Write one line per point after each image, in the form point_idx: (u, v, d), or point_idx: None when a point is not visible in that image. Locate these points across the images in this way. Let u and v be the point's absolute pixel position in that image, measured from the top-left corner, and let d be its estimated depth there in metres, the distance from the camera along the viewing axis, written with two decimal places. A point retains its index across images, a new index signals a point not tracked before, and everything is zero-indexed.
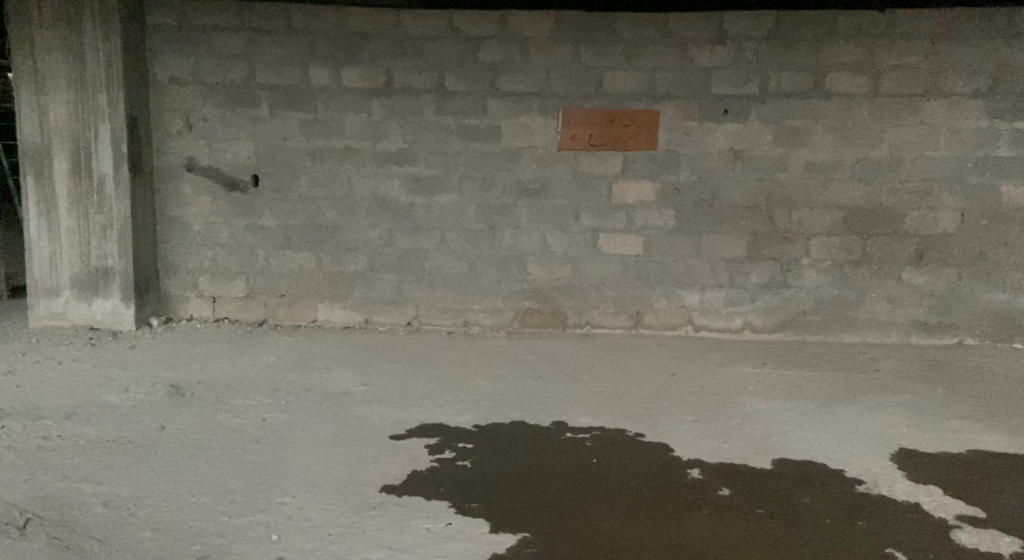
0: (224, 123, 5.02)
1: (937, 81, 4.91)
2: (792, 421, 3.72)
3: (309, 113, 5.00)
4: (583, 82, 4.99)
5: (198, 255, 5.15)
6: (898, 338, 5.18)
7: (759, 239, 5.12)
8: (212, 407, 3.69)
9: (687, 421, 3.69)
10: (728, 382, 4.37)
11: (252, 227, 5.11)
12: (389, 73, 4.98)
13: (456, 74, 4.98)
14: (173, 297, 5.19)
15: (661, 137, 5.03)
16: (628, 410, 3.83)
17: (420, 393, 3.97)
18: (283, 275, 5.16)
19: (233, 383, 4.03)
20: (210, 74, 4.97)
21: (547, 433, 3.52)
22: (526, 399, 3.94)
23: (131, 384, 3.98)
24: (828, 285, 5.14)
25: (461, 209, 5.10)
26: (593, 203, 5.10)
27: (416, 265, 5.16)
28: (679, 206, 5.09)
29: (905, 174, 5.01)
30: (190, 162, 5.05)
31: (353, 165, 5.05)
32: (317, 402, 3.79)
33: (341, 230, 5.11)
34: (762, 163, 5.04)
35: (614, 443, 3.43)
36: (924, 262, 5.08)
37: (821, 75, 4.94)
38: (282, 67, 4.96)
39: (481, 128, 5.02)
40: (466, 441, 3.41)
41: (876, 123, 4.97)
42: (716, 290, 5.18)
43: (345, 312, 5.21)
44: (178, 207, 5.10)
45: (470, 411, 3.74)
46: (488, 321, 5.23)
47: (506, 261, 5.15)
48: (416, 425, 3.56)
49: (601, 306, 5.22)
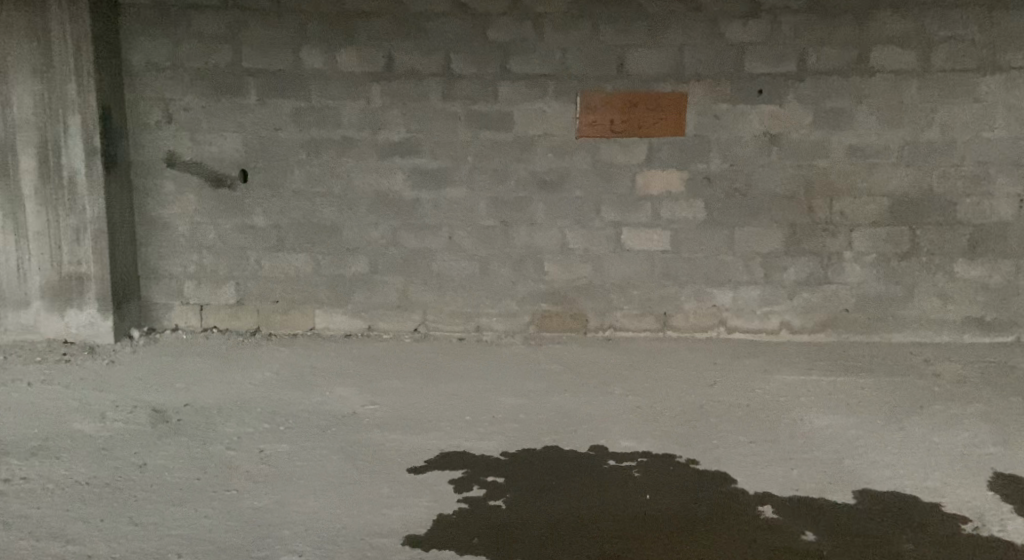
0: (207, 113, 4.51)
1: (992, 54, 4.47)
2: (862, 441, 3.31)
3: (301, 100, 4.51)
4: (604, 62, 4.51)
5: (183, 260, 4.66)
6: (950, 336, 4.75)
7: (798, 231, 4.66)
8: (200, 437, 3.20)
9: (744, 444, 3.26)
10: (776, 393, 3.93)
11: (241, 227, 4.63)
12: (390, 55, 4.48)
13: (464, 55, 4.48)
14: (155, 305, 4.70)
15: (690, 121, 4.56)
16: (674, 431, 3.39)
17: (434, 414, 3.50)
18: (276, 279, 4.68)
19: (224, 406, 3.54)
20: (190, 59, 4.46)
21: (587, 461, 3.07)
22: (557, 419, 3.48)
23: (108, 410, 3.49)
24: (873, 281, 4.70)
25: (472, 204, 4.62)
26: (616, 195, 4.63)
27: (422, 266, 4.68)
28: (709, 197, 4.63)
29: (958, 157, 4.57)
30: (171, 157, 4.56)
31: (352, 158, 4.57)
32: (322, 428, 3.31)
33: (340, 229, 4.63)
34: (801, 148, 4.58)
35: (666, 472, 2.98)
36: (979, 255, 4.65)
37: (866, 51, 4.48)
38: (270, 50, 4.46)
39: (491, 114, 4.54)
40: (496, 474, 2.95)
41: (926, 102, 4.52)
42: (751, 289, 4.73)
43: (346, 319, 4.74)
44: (160, 207, 4.61)
45: (495, 436, 3.28)
46: (503, 327, 4.76)
47: (521, 260, 4.68)
48: (435, 454, 3.10)
49: (625, 307, 4.75)
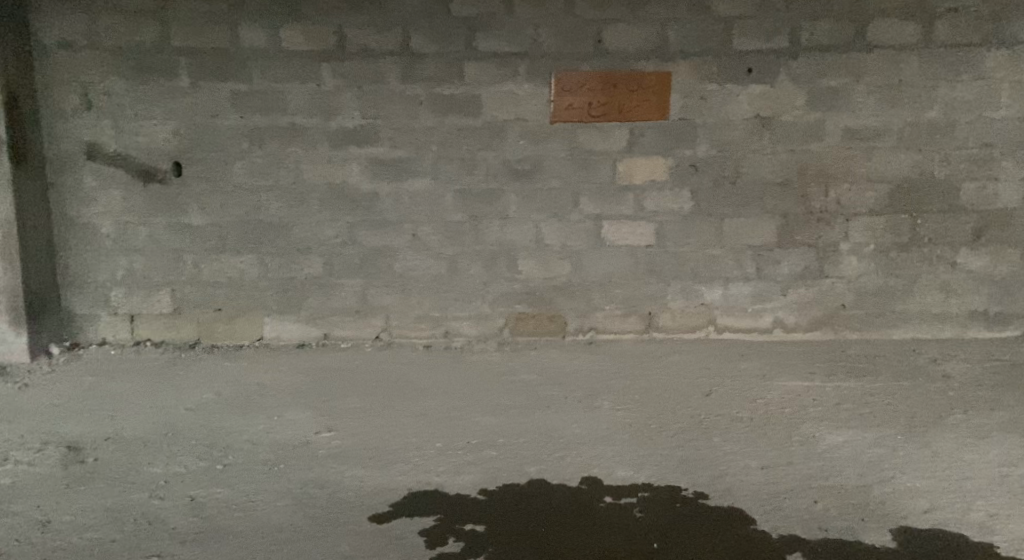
0: (133, 98, 3.98)
1: (998, 27, 4.08)
2: (885, 464, 2.95)
3: (240, 83, 3.99)
4: (579, 38, 4.05)
5: (109, 265, 4.13)
6: (954, 332, 4.40)
7: (792, 221, 4.27)
8: (121, 483, 2.72)
9: (755, 471, 2.87)
10: (781, 404, 3.53)
11: (176, 226, 4.11)
12: (340, 31, 3.97)
13: (423, 32, 4.00)
14: (78, 317, 4.17)
15: (675, 103, 4.13)
16: (673, 455, 2.98)
17: (401, 442, 3.05)
18: (218, 284, 4.18)
19: (152, 437, 3.05)
20: (111, 37, 3.92)
21: (581, 498, 2.70)
22: (541, 443, 3.05)
23: (12, 447, 2.99)
24: (873, 274, 4.33)
25: (437, 197, 4.16)
26: (594, 185, 4.19)
27: (383, 267, 4.21)
28: (697, 185, 4.21)
29: (961, 139, 4.20)
30: (92, 149, 4.02)
31: (300, 147, 4.07)
32: (269, 465, 2.85)
33: (289, 227, 4.14)
34: (795, 131, 4.18)
35: (673, 512, 2.63)
36: (983, 243, 4.29)
37: (864, 24, 4.08)
38: (203, 27, 3.93)
39: (456, 97, 4.07)
40: (475, 520, 2.57)
41: (928, 80, 4.13)
42: (742, 285, 4.33)
43: (299, 326, 4.26)
44: (81, 205, 4.07)
45: (472, 469, 2.85)
46: (474, 331, 4.32)
47: (492, 258, 4.23)
48: (403, 494, 2.68)
49: (608, 307, 4.33)
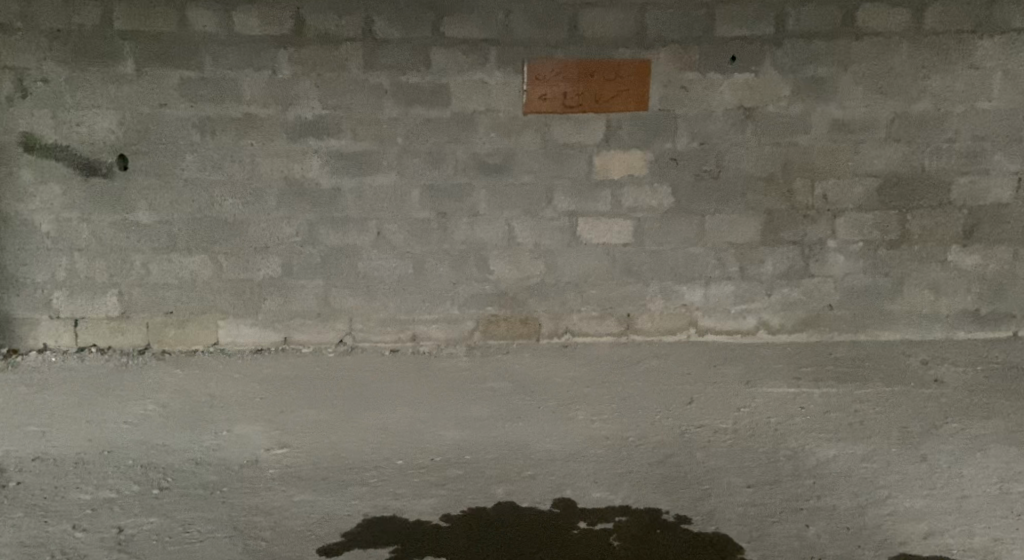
0: (73, 86, 3.69)
1: (991, 14, 3.87)
2: (878, 481, 2.75)
3: (190, 70, 3.71)
4: (552, 24, 3.80)
5: (49, 265, 3.85)
6: (944, 333, 4.21)
7: (777, 218, 4.06)
8: (41, 512, 2.50)
9: (741, 491, 2.67)
10: (766, 413, 3.31)
11: (121, 224, 3.84)
12: (297, 15, 3.70)
13: (386, 16, 3.74)
14: (17, 321, 3.89)
15: (654, 94, 3.89)
16: (653, 473, 2.76)
17: (358, 460, 2.81)
18: (168, 285, 3.91)
19: (82, 457, 2.81)
20: (48, 19, 3.63)
21: (551, 524, 2.49)
22: (510, 460, 2.82)
23: None
24: (860, 273, 4.13)
25: (402, 193, 3.91)
26: (569, 180, 3.96)
27: (345, 267, 3.96)
28: (678, 180, 3.99)
29: (952, 132, 3.99)
30: (29, 141, 3.73)
31: (255, 139, 3.80)
32: (208, 489, 2.62)
33: (243, 225, 3.88)
34: (780, 123, 3.96)
35: (651, 540, 2.43)
36: (974, 241, 4.10)
37: (853, 10, 3.85)
38: (149, 8, 3.65)
39: (422, 87, 3.81)
40: (436, 553, 2.36)
41: (918, 69, 3.92)
42: (725, 285, 4.12)
43: (255, 330, 4.00)
44: (17, 201, 3.79)
45: (435, 491, 2.63)
46: (442, 334, 4.08)
47: (461, 257, 3.99)
48: (357, 523, 2.46)
49: (583, 309, 4.11)
